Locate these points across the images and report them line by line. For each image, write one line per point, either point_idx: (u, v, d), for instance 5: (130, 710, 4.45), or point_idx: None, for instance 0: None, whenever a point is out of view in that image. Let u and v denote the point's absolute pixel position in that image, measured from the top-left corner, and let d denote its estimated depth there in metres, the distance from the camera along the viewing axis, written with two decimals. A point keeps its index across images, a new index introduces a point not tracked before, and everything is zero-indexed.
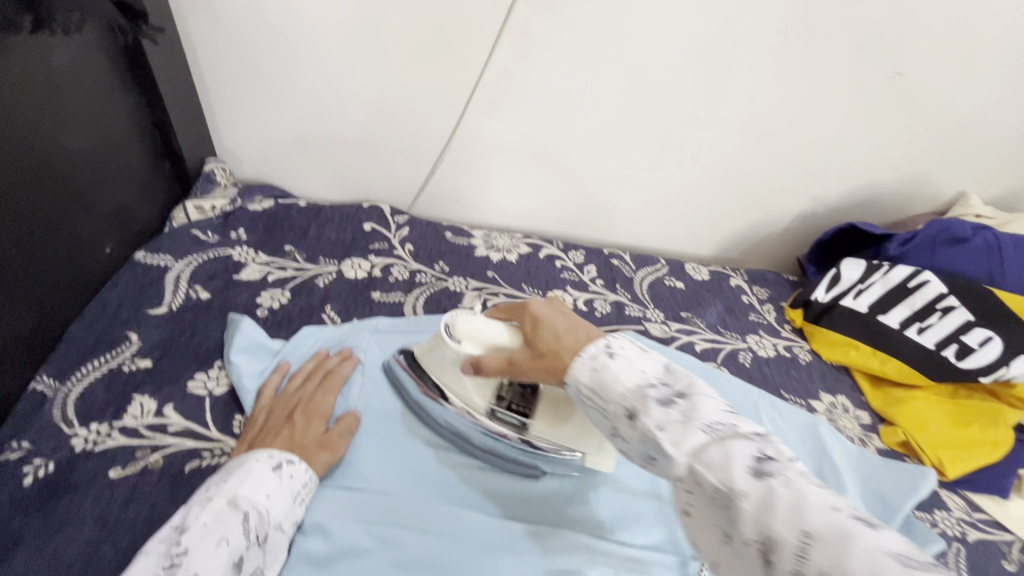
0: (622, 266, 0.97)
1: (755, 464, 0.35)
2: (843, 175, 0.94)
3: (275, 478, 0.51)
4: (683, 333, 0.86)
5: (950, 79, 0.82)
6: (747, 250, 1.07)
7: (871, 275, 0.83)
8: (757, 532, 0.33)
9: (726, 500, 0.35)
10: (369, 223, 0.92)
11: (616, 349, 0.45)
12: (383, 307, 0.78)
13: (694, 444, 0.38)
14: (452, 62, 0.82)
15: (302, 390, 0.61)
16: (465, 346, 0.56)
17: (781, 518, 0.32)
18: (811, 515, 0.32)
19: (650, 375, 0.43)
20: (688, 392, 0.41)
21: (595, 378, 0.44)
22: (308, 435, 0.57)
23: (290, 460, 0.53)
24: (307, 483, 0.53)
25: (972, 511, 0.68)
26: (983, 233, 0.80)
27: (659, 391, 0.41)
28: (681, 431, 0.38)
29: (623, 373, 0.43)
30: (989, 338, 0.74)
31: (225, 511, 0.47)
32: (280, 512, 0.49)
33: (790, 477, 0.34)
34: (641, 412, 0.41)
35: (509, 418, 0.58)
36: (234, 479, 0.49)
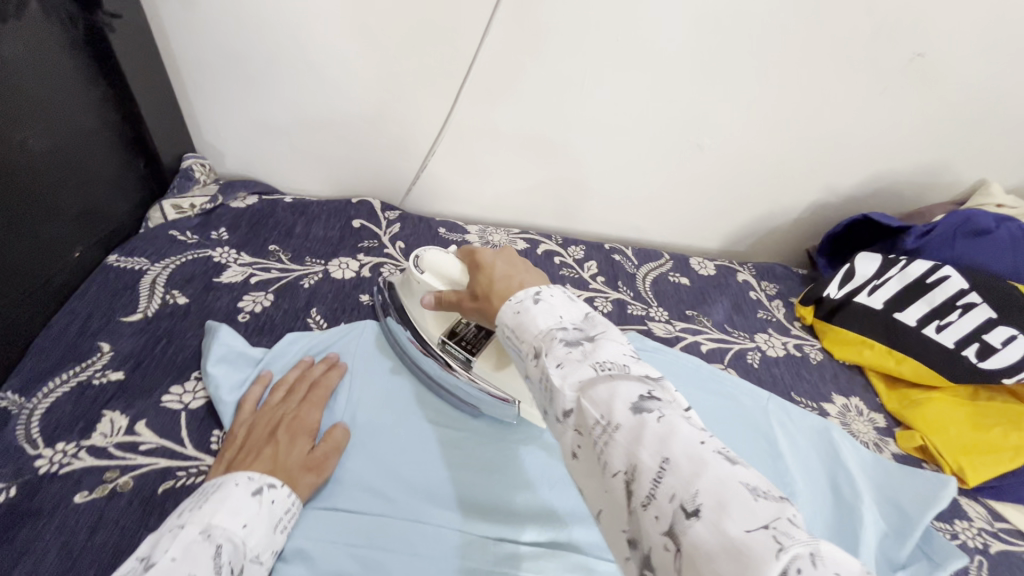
0: (624, 261, 0.92)
1: (635, 400, 0.32)
2: (857, 164, 0.89)
3: (254, 503, 0.47)
4: (688, 332, 0.82)
5: (974, 59, 0.77)
6: (754, 244, 1.02)
7: (887, 271, 0.79)
8: (626, 464, 0.30)
9: (603, 435, 0.32)
10: (359, 220, 0.88)
11: (543, 296, 0.43)
12: (373, 310, 0.74)
13: (582, 379, 0.35)
14: (441, 47, 0.77)
15: (289, 403, 0.57)
16: (425, 277, 0.60)
17: (648, 448, 0.30)
18: (675, 448, 0.30)
19: (567, 319, 0.40)
20: (597, 333, 0.39)
21: (513, 321, 0.42)
22: (292, 455, 0.53)
23: (272, 484, 0.49)
24: (289, 509, 0.50)
25: (994, 520, 0.65)
26: (1007, 225, 0.75)
27: (567, 332, 0.39)
28: (575, 366, 0.36)
29: (541, 316, 0.41)
30: (1014, 337, 0.69)
31: (197, 542, 0.43)
32: (258, 542, 0.46)
33: (667, 413, 0.32)
34: (546, 350, 0.38)
35: (455, 353, 0.60)
36: (210, 505, 0.45)
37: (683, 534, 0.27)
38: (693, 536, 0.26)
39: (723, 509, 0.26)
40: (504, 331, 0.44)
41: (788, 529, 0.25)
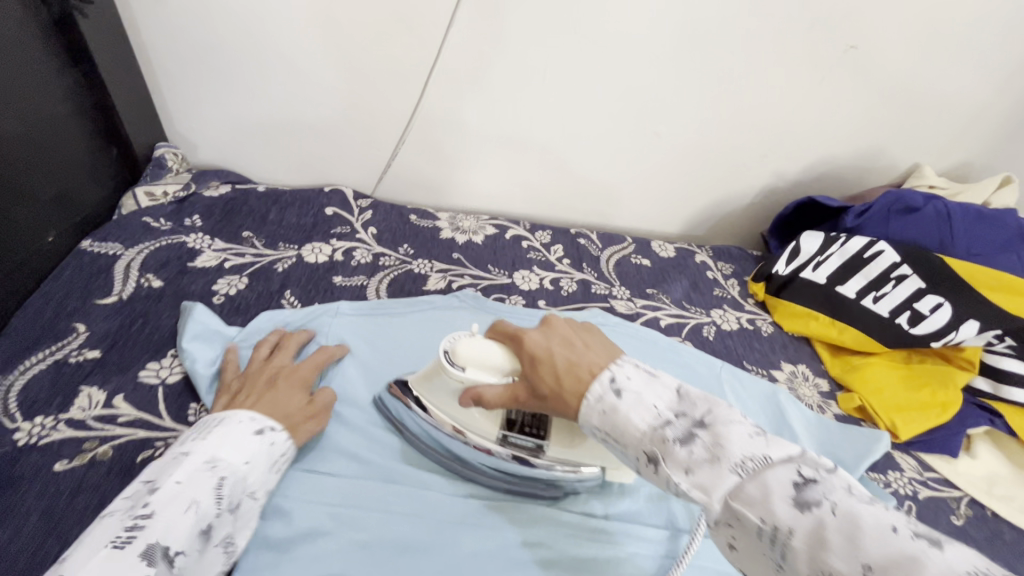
0: (589, 245, 0.97)
1: (796, 497, 0.34)
2: (803, 149, 0.95)
3: (255, 443, 0.50)
4: (648, 309, 0.86)
5: (904, 50, 0.83)
6: (712, 227, 1.08)
7: (828, 248, 0.85)
8: (813, 571, 0.32)
9: (775, 538, 0.33)
10: (331, 207, 0.90)
11: (621, 382, 0.45)
12: (346, 291, 0.77)
13: (725, 484, 0.37)
14: (409, 38, 0.80)
15: (280, 359, 0.61)
16: (468, 374, 0.53)
17: (838, 553, 0.31)
18: (865, 548, 0.30)
19: (663, 408, 0.42)
20: (707, 419, 0.41)
21: (607, 421, 0.44)
22: (292, 404, 0.56)
23: (273, 427, 0.52)
24: (285, 454, 0.53)
25: (924, 470, 0.71)
26: (935, 201, 0.81)
27: (676, 428, 0.41)
28: (709, 469, 0.37)
29: (630, 414, 0.42)
30: (941, 304, 0.76)
31: (201, 472, 0.46)
32: (255, 479, 0.49)
33: (836, 501, 0.33)
34: (663, 456, 0.40)
35: (521, 443, 0.56)
36: (213, 439, 0.49)
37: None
38: None
39: None
40: (594, 430, 0.45)
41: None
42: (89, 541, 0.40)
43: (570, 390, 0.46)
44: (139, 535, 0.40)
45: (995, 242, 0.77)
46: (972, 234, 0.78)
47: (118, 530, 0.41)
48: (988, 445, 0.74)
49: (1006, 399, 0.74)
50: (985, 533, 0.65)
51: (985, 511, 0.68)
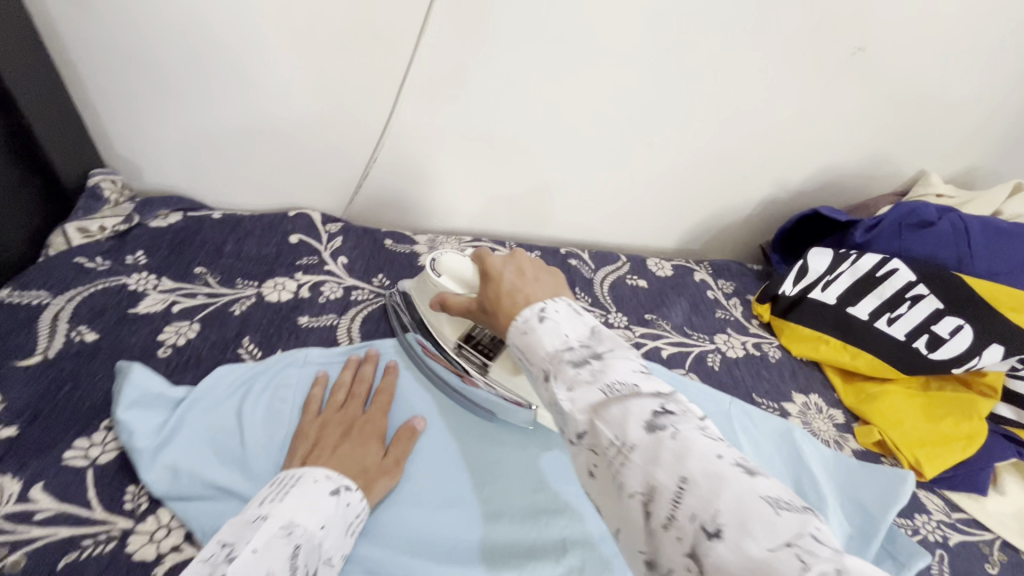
0: (580, 266, 0.90)
1: (648, 419, 0.33)
2: (805, 158, 0.89)
3: (332, 503, 0.48)
4: (648, 337, 0.80)
5: (913, 52, 0.78)
6: (710, 241, 1.02)
7: (838, 266, 0.79)
8: (642, 484, 0.31)
9: (618, 455, 0.33)
10: (296, 235, 0.81)
11: (549, 312, 0.42)
12: (313, 334, 0.68)
13: (591, 401, 0.36)
14: (376, 46, 0.72)
15: (354, 404, 0.59)
16: (442, 281, 0.59)
17: (664, 468, 0.31)
18: (692, 467, 0.30)
19: (573, 333, 0.40)
20: (604, 350, 0.39)
21: (523, 341, 0.41)
22: (367, 457, 0.54)
23: (347, 487, 0.50)
24: (359, 515, 0.50)
25: (951, 511, 0.65)
26: (949, 215, 0.76)
27: (575, 352, 0.38)
28: (585, 389, 0.36)
29: (546, 334, 0.40)
30: (961, 326, 0.71)
31: (278, 537, 0.43)
32: (331, 544, 0.46)
33: (680, 430, 0.32)
34: (556, 375, 0.38)
35: (471, 357, 0.61)
36: (288, 501, 0.46)
37: (706, 552, 0.27)
38: (716, 557, 0.27)
39: (746, 528, 0.27)
40: (515, 350, 0.43)
41: (813, 547, 0.26)
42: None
43: (509, 307, 0.45)
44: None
45: (1017, 258, 0.71)
46: (990, 250, 0.72)
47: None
48: (1017, 479, 0.69)
49: None
50: None
51: (1019, 555, 0.63)
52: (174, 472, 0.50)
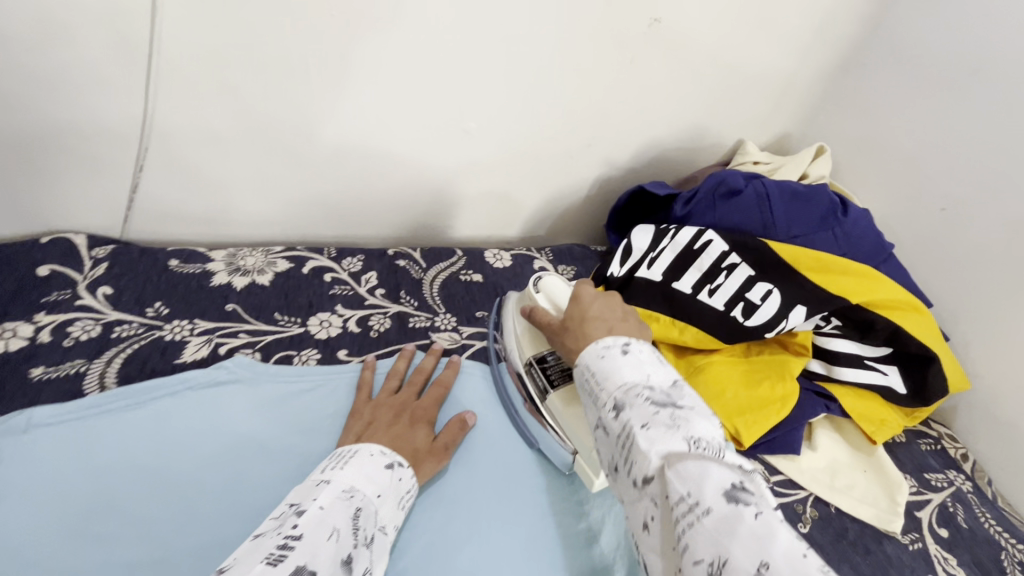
0: (410, 266, 0.83)
1: (729, 490, 0.33)
2: (628, 134, 0.88)
3: (385, 476, 0.51)
4: (476, 338, 0.75)
5: (708, 23, 0.78)
6: (553, 225, 0.99)
7: (660, 243, 0.79)
8: (710, 554, 0.31)
9: (689, 514, 0.33)
10: (47, 265, 0.68)
11: (632, 349, 0.46)
12: (48, 388, 0.56)
13: (673, 448, 0.37)
14: (99, 35, 0.59)
15: (411, 389, 0.64)
16: (539, 296, 0.65)
17: (743, 547, 0.30)
18: (774, 553, 0.29)
19: (654, 377, 0.44)
20: (684, 403, 0.41)
21: (597, 363, 0.46)
22: (416, 440, 0.57)
23: (400, 464, 0.53)
24: (409, 490, 0.53)
25: (770, 475, 0.67)
26: (754, 182, 0.77)
27: (654, 394, 0.41)
28: (665, 435, 0.38)
29: (621, 365, 0.45)
30: (770, 292, 0.72)
31: (341, 499, 0.44)
32: (384, 514, 0.48)
33: (765, 513, 0.32)
34: (628, 406, 0.41)
35: (536, 379, 0.63)
36: (347, 468, 0.48)
37: None
38: None
39: None
40: (584, 371, 0.47)
41: None
42: (239, 560, 0.35)
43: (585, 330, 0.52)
44: (289, 555, 0.36)
45: (811, 219, 0.75)
46: (790, 214, 0.75)
47: (268, 550, 0.36)
48: (829, 432, 0.71)
49: (837, 379, 0.72)
50: (829, 535, 0.62)
51: (829, 508, 0.65)
52: None
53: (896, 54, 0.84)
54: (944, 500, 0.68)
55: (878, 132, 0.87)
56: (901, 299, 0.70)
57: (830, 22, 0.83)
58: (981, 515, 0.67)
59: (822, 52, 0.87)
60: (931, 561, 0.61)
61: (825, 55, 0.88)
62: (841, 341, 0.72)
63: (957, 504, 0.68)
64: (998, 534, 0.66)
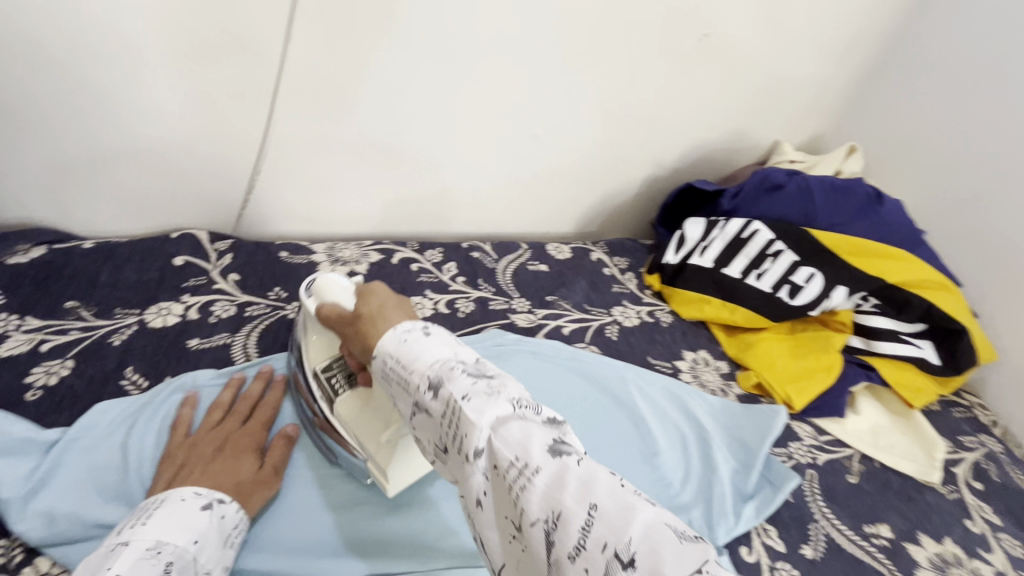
0: (483, 258, 0.93)
1: (551, 444, 0.35)
2: (676, 136, 0.98)
3: (204, 518, 0.48)
4: (549, 318, 0.84)
5: (751, 36, 0.87)
6: (605, 222, 1.08)
7: (710, 233, 0.88)
8: (545, 511, 0.32)
9: (521, 476, 0.33)
10: (181, 257, 0.77)
11: (432, 329, 0.44)
12: (204, 356, 0.66)
13: (498, 413, 0.37)
14: (242, 56, 0.70)
15: (234, 419, 0.59)
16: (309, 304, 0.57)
17: (570, 493, 0.32)
18: (599, 493, 0.32)
19: (460, 354, 0.42)
20: (496, 369, 0.41)
21: (402, 350, 0.42)
22: (241, 471, 0.54)
23: (220, 500, 0.50)
24: (238, 525, 0.51)
25: (820, 435, 0.74)
26: (796, 177, 0.86)
27: (466, 365, 0.40)
28: (486, 401, 0.37)
29: (434, 349, 0.42)
30: (813, 274, 0.81)
31: (145, 559, 0.42)
32: (209, 558, 0.46)
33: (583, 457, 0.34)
34: (446, 381, 0.39)
35: (322, 389, 0.59)
36: (151, 523, 0.45)
37: None
38: None
39: (656, 560, 0.29)
40: (385, 361, 0.44)
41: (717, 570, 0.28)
42: None
43: (378, 320, 0.47)
44: None
45: (849, 209, 0.83)
46: (830, 204, 0.83)
47: None
48: (870, 400, 0.79)
49: (877, 352, 0.80)
50: (876, 485, 0.70)
51: (874, 464, 0.72)
52: (51, 518, 0.49)
53: (920, 61, 0.92)
54: (977, 458, 0.75)
55: (906, 131, 0.95)
56: (933, 279, 0.79)
57: (859, 33, 0.93)
58: (1013, 472, 0.75)
59: (853, 59, 0.96)
60: (968, 508, 0.69)
61: (854, 63, 0.97)
62: (879, 318, 0.80)
63: (990, 462, 0.75)
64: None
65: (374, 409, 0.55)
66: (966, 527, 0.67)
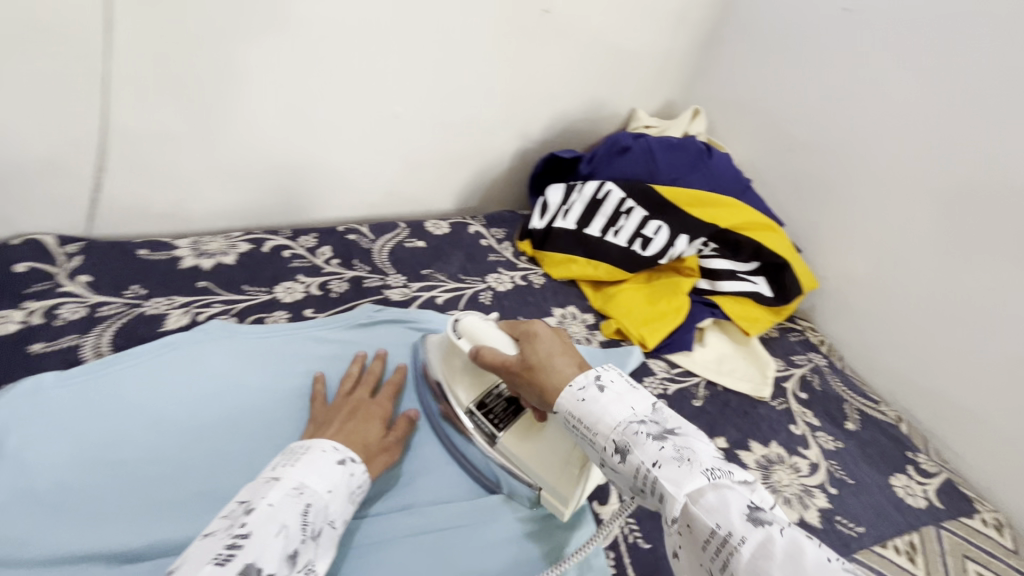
0: (359, 239, 0.94)
1: (746, 512, 0.41)
2: (538, 109, 1.03)
3: (339, 472, 0.54)
4: (424, 290, 0.87)
5: (590, 11, 0.93)
6: (485, 196, 1.13)
7: (570, 197, 0.94)
8: None
9: (725, 544, 0.40)
10: (24, 263, 0.73)
11: (605, 382, 0.52)
12: (51, 358, 0.65)
13: (692, 484, 0.43)
14: (59, 47, 0.66)
15: (360, 391, 0.68)
16: (462, 344, 0.65)
17: (779, 564, 0.37)
18: (806, 565, 0.37)
19: (640, 411, 0.50)
20: (677, 429, 0.48)
21: (587, 410, 0.51)
22: (370, 436, 0.62)
23: (352, 459, 0.57)
24: (363, 484, 0.57)
25: (671, 368, 0.83)
26: (640, 139, 0.94)
27: (650, 428, 0.48)
28: (681, 473, 0.44)
29: (624, 405, 0.50)
30: (659, 226, 0.89)
31: (290, 496, 0.49)
32: (335, 508, 0.52)
33: (783, 527, 0.40)
34: (633, 447, 0.47)
35: (482, 426, 0.64)
36: (300, 467, 0.52)
37: None
38: None
39: None
40: (567, 416, 0.53)
41: None
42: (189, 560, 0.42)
43: (550, 371, 0.55)
44: (235, 555, 0.42)
45: (685, 164, 0.92)
46: (669, 162, 0.93)
47: (217, 551, 0.42)
48: (717, 333, 0.89)
49: (720, 290, 0.90)
50: (718, 406, 0.79)
51: (717, 388, 0.82)
52: None
53: (743, 28, 1.03)
54: (804, 373, 0.87)
55: (739, 93, 1.06)
56: (757, 220, 0.89)
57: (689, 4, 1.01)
58: (833, 381, 0.86)
59: (689, 29, 1.05)
60: (793, 415, 0.79)
61: (690, 33, 1.06)
62: (718, 260, 0.90)
63: (815, 374, 0.87)
64: (844, 391, 0.85)
65: (551, 438, 0.61)
66: (789, 430, 0.77)
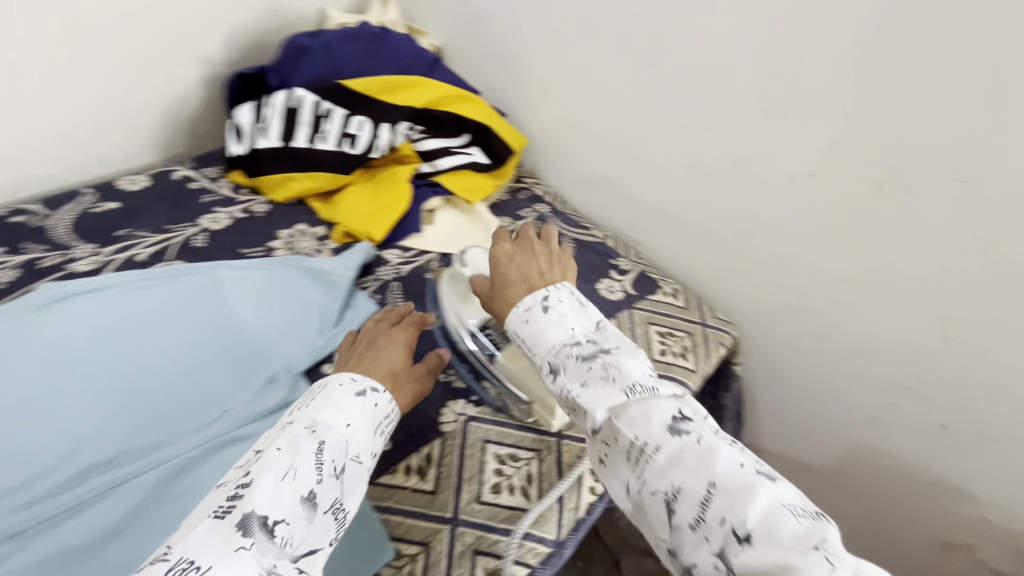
0: (28, 219, 0.81)
1: (669, 425, 0.42)
2: (205, 27, 0.94)
3: (357, 403, 0.49)
4: (120, 252, 0.79)
5: None
6: (191, 137, 1.03)
7: (263, 113, 0.90)
8: (665, 485, 0.40)
9: (641, 453, 0.42)
10: None
11: (551, 301, 0.51)
12: None
13: (613, 398, 0.44)
14: None
15: (386, 323, 0.64)
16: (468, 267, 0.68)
17: (692, 472, 0.40)
18: (717, 472, 0.39)
19: (579, 330, 0.50)
20: (611, 347, 0.48)
21: (526, 329, 0.51)
22: (393, 361, 0.57)
23: (374, 389, 0.52)
24: (388, 415, 0.52)
25: (405, 252, 0.87)
26: (314, 37, 0.92)
27: (584, 348, 0.48)
28: (604, 388, 0.45)
29: (550, 328, 0.50)
30: (362, 121, 0.89)
31: (302, 435, 0.45)
32: (357, 442, 0.48)
33: (702, 434, 0.42)
34: (563, 366, 0.48)
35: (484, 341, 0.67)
36: (316, 404, 0.48)
37: (733, 552, 0.37)
38: (742, 554, 0.36)
39: (768, 529, 0.36)
40: (514, 335, 0.53)
41: (834, 550, 0.35)
42: (191, 521, 0.39)
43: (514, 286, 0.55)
44: (236, 506, 0.39)
45: (365, 53, 0.93)
46: (349, 54, 0.93)
47: (219, 503, 0.40)
48: (447, 211, 0.94)
49: (441, 169, 0.93)
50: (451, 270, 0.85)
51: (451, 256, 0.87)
52: None
53: None
54: (529, 222, 0.96)
55: None
56: (450, 94, 0.95)
57: None
58: (555, 223, 0.97)
59: None
60: None
61: None
62: (428, 140, 0.93)
63: (539, 221, 0.96)
64: (563, 229, 0.96)
65: None
66: None
